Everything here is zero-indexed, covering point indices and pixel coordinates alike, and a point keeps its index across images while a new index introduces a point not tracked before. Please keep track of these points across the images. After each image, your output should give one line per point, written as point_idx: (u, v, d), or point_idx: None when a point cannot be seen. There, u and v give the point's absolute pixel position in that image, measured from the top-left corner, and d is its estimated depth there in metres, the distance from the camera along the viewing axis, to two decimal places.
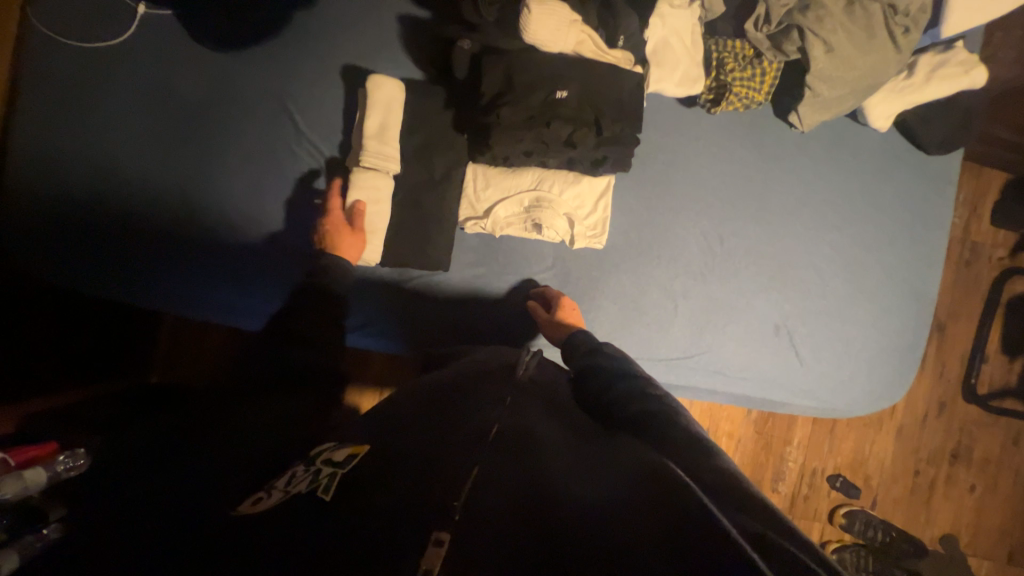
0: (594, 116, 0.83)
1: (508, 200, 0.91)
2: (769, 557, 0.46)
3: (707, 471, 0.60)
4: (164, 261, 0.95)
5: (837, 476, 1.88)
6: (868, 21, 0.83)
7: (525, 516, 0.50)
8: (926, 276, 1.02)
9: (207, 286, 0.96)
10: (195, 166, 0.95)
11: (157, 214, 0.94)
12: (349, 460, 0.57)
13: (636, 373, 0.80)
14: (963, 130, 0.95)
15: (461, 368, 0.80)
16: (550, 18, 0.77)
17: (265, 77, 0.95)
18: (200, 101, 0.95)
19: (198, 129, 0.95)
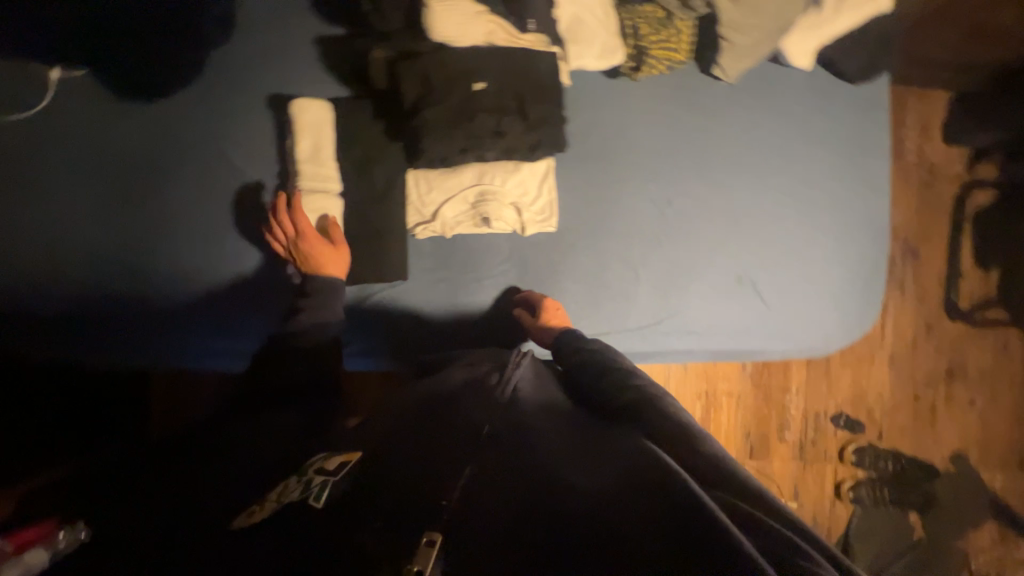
0: (517, 103, 0.83)
1: (452, 200, 0.92)
2: (755, 535, 0.48)
3: (700, 454, 0.61)
4: (132, 322, 0.95)
5: (840, 415, 1.90)
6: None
7: (516, 505, 0.50)
8: (877, 208, 1.03)
9: (174, 337, 0.96)
10: (140, 219, 0.95)
11: (117, 275, 0.94)
12: (342, 467, 0.58)
13: (625, 363, 0.81)
14: (880, 54, 0.97)
15: (449, 377, 0.81)
16: (454, 13, 0.78)
17: (194, 120, 0.95)
18: (136, 155, 0.95)
19: (140, 184, 0.95)
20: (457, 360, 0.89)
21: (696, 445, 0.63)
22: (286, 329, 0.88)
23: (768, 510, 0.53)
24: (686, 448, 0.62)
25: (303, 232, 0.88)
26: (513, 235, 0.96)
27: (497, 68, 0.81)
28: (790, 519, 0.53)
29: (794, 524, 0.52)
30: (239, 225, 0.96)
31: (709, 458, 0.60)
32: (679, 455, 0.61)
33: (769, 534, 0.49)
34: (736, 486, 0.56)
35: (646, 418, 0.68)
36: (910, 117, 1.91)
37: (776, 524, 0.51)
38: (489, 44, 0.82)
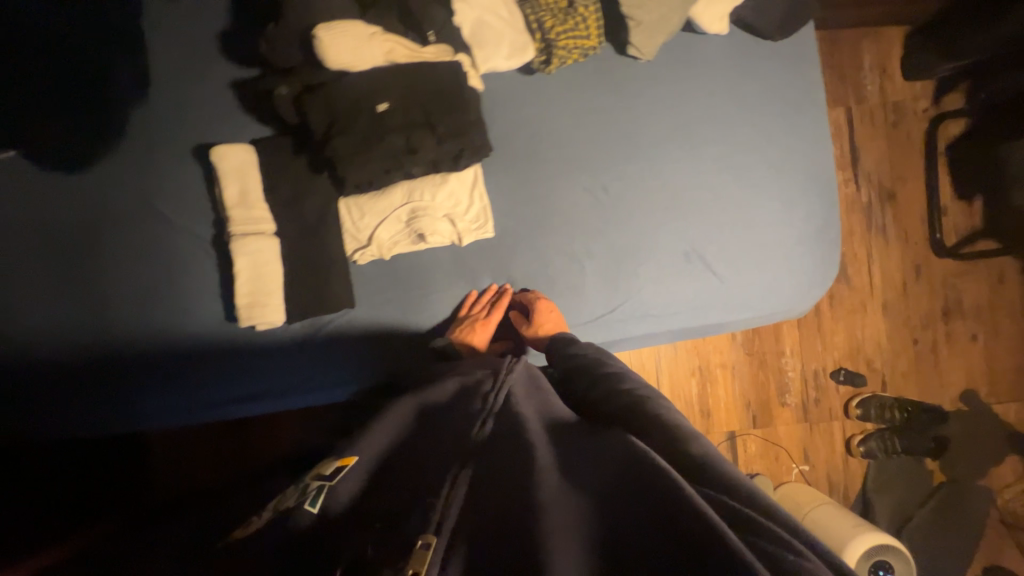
0: (425, 118, 0.82)
1: (386, 222, 0.92)
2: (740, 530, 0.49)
3: (697, 449, 0.60)
4: (93, 390, 0.93)
5: (839, 370, 1.86)
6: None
7: (505, 516, 0.51)
8: (820, 161, 1.01)
9: (143, 397, 0.95)
10: (88, 285, 0.95)
11: (67, 344, 0.93)
12: (337, 472, 0.58)
13: (611, 362, 0.79)
14: (797, 7, 0.95)
15: (443, 382, 0.77)
16: (342, 41, 0.77)
17: (126, 182, 0.96)
18: (77, 224, 0.96)
19: (83, 252, 0.96)
20: (451, 364, 0.85)
21: (684, 439, 0.61)
22: (280, 378, 0.96)
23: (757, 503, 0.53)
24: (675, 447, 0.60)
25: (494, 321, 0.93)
26: (454, 245, 0.95)
27: (400, 85, 0.81)
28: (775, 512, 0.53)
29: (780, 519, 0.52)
30: (185, 276, 0.97)
31: (697, 457, 0.58)
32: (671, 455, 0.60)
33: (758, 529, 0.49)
34: (726, 479, 0.55)
35: (634, 417, 0.66)
36: (865, 59, 1.88)
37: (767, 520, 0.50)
38: (390, 62, 0.82)
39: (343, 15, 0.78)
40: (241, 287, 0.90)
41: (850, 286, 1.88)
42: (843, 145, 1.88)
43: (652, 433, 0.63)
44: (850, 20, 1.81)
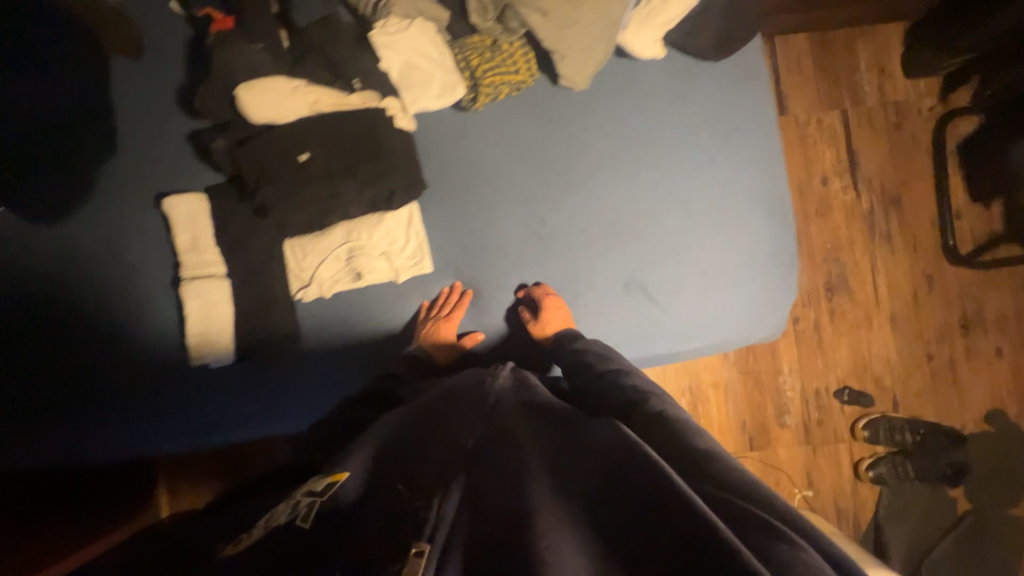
0: (346, 164, 0.87)
1: (326, 261, 0.95)
2: (739, 525, 0.48)
3: (697, 443, 0.59)
4: (86, 414, 0.98)
5: (843, 389, 1.75)
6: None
7: (500, 518, 0.50)
8: (770, 181, 0.97)
9: (127, 422, 0.98)
10: (60, 324, 0.99)
11: (44, 379, 0.98)
12: (328, 486, 0.61)
13: (615, 361, 0.80)
14: (728, 29, 0.94)
15: (444, 388, 0.79)
16: (264, 98, 0.83)
17: (91, 229, 1.02)
18: (34, 272, 1.00)
19: (49, 295, 1.00)
20: (452, 375, 0.88)
21: (685, 435, 0.61)
22: (236, 411, 0.98)
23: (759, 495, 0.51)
24: (676, 447, 0.59)
25: (455, 320, 0.94)
26: (394, 282, 0.97)
27: (320, 135, 0.86)
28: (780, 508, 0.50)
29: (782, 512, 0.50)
30: (136, 319, 1.01)
31: (694, 453, 0.57)
32: (672, 454, 0.59)
33: (756, 521, 0.48)
34: (725, 473, 0.54)
35: (636, 416, 0.67)
36: (861, 59, 1.78)
37: (767, 513, 0.49)
38: (314, 112, 0.86)
39: (270, 75, 0.84)
40: (191, 327, 0.95)
41: (853, 299, 1.76)
42: (840, 149, 1.78)
43: (652, 432, 0.63)
44: (840, 20, 1.73)
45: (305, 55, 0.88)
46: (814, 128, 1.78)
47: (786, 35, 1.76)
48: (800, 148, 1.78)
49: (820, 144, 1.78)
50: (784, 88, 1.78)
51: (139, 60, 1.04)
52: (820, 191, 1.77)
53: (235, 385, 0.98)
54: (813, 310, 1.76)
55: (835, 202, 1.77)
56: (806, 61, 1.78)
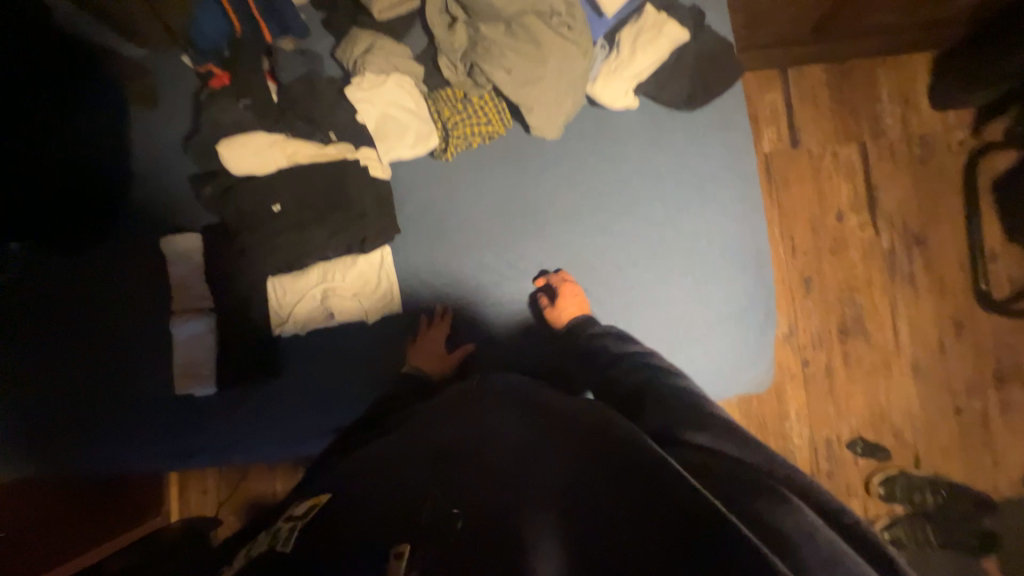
0: (318, 213, 0.94)
1: (302, 299, 0.99)
2: (747, 493, 0.51)
3: (704, 416, 0.64)
4: (100, 431, 1.03)
5: (856, 441, 1.61)
6: (530, 32, 0.85)
7: (492, 512, 0.51)
8: (749, 235, 0.94)
9: (134, 440, 1.03)
10: (75, 351, 1.04)
11: (65, 401, 1.03)
12: (309, 509, 0.62)
13: (632, 346, 0.81)
14: (701, 81, 0.93)
15: (431, 409, 0.79)
16: (245, 151, 0.92)
17: (85, 262, 1.05)
18: (32, 301, 1.04)
19: (50, 324, 1.04)
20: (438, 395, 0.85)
21: (704, 413, 0.64)
22: (214, 441, 1.02)
23: (767, 465, 0.57)
24: (690, 423, 0.63)
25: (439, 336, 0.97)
26: (364, 322, 1.00)
27: (291, 189, 0.93)
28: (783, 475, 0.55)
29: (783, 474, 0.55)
30: (119, 348, 1.05)
31: (713, 426, 0.62)
32: (689, 431, 0.62)
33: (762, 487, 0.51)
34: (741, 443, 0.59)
35: (653, 398, 0.69)
36: (882, 91, 1.70)
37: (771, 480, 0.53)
38: (290, 164, 0.94)
39: (248, 133, 0.93)
40: (177, 358, 1.01)
41: (870, 344, 1.65)
42: (857, 184, 1.68)
43: (663, 415, 0.67)
44: (860, 50, 1.65)
45: (289, 114, 0.95)
46: (829, 161, 1.69)
47: (800, 66, 1.69)
48: (814, 182, 1.68)
49: (835, 178, 1.68)
50: (798, 120, 1.70)
51: (152, 105, 1.08)
52: (834, 227, 1.67)
53: (210, 415, 1.02)
54: (824, 354, 1.64)
55: (850, 240, 1.67)
56: (821, 92, 1.70)
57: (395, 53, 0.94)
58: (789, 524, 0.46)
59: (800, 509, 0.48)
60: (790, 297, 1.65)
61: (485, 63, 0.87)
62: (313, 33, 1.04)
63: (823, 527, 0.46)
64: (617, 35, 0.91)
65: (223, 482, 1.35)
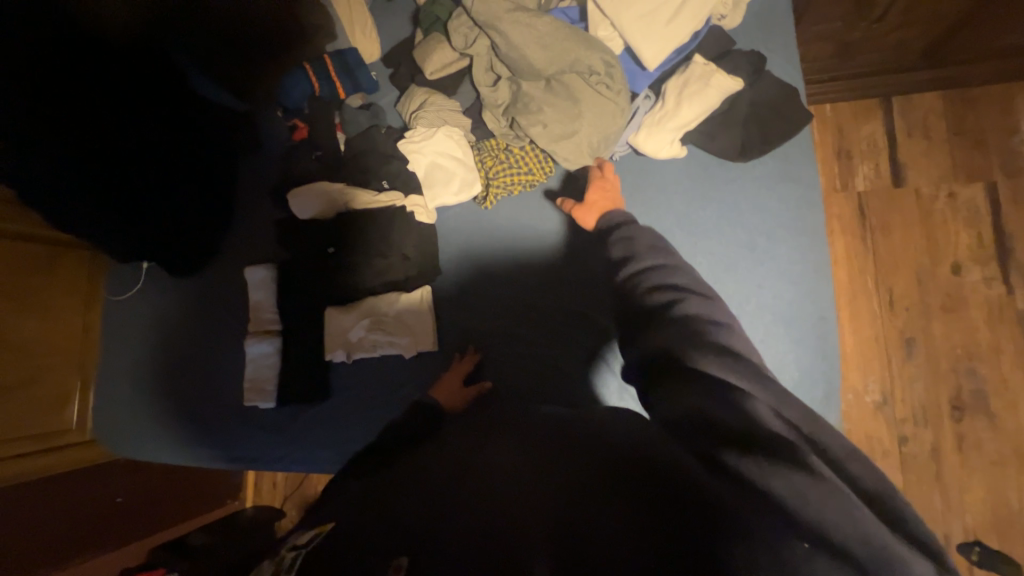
0: (372, 254, 1.04)
1: (350, 329, 1.07)
2: (767, 456, 0.48)
3: (719, 348, 0.60)
4: (191, 429, 1.20)
5: (971, 545, 1.31)
6: (568, 86, 0.90)
7: (491, 518, 0.53)
8: (812, 298, 0.84)
9: (215, 438, 1.18)
10: (177, 357, 1.23)
11: (169, 400, 1.23)
12: (312, 539, 0.61)
13: (655, 255, 0.77)
14: (755, 130, 0.88)
15: (448, 429, 0.79)
16: (310, 195, 1.04)
17: (190, 282, 1.25)
18: (150, 313, 1.26)
19: (161, 332, 1.25)
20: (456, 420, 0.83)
21: (712, 335, 0.62)
22: (272, 449, 1.14)
23: (778, 404, 0.53)
24: (703, 347, 0.61)
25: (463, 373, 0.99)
26: (402, 356, 1.05)
27: (347, 233, 1.04)
28: (799, 428, 0.51)
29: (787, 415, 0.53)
30: (208, 359, 1.22)
31: (726, 357, 0.59)
32: (698, 357, 0.60)
33: (783, 446, 0.49)
34: (753, 376, 0.56)
35: (661, 324, 0.67)
36: (1022, 120, 1.42)
37: (789, 432, 0.50)
38: (348, 208, 1.04)
39: (316, 181, 1.06)
40: (247, 374, 1.14)
41: (995, 425, 1.35)
42: (981, 231, 1.41)
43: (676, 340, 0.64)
44: (986, 76, 1.41)
45: (354, 164, 1.06)
46: (944, 202, 1.44)
47: (908, 94, 1.47)
48: (921, 227, 1.44)
49: (951, 222, 1.43)
50: (903, 155, 1.47)
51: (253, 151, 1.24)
52: (948, 281, 1.41)
53: (270, 425, 1.15)
54: (929, 431, 1.38)
55: (970, 296, 1.40)
56: (937, 123, 1.46)
57: (444, 108, 1.02)
58: (784, 487, 0.46)
59: (807, 467, 0.47)
60: (885, 359, 1.42)
61: (523, 113, 0.93)
62: (381, 89, 1.16)
63: (844, 493, 0.45)
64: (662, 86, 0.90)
65: (282, 485, 1.46)
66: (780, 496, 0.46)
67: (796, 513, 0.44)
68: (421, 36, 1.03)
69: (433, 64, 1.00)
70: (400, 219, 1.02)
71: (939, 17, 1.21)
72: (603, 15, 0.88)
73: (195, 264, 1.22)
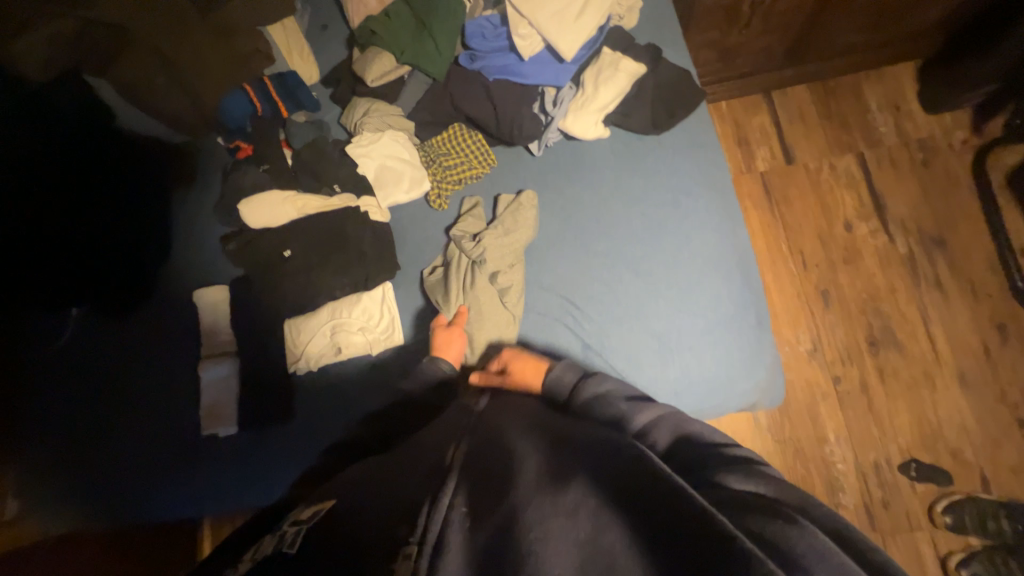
0: (325, 256, 1.06)
1: (314, 338, 1.06)
2: (762, 512, 0.52)
3: (727, 459, 0.66)
4: (136, 481, 1.09)
5: (908, 462, 1.47)
6: (485, 271, 1.00)
7: (497, 496, 0.57)
8: (732, 241, 0.97)
9: (162, 489, 1.08)
10: (115, 403, 1.14)
11: (104, 452, 1.11)
12: (314, 514, 0.67)
13: (640, 412, 0.76)
14: (662, 108, 1.02)
15: (438, 421, 0.84)
16: (262, 204, 1.07)
17: (127, 318, 1.17)
18: (77, 359, 1.16)
19: (94, 378, 1.15)
20: (443, 417, 0.87)
21: (729, 457, 0.67)
22: (233, 482, 1.06)
23: (790, 500, 0.57)
24: (718, 467, 0.65)
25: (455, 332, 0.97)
26: (369, 355, 1.05)
27: (303, 237, 1.07)
28: (804, 510, 0.55)
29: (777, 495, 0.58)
30: (153, 398, 1.13)
31: (742, 471, 0.63)
32: (716, 474, 0.64)
33: (775, 508, 0.53)
34: (774, 484, 0.60)
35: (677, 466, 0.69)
36: (870, 102, 1.73)
37: (787, 508, 0.54)
38: (301, 214, 1.08)
39: (266, 190, 1.09)
40: (202, 402, 1.08)
41: (905, 353, 1.55)
42: (860, 193, 1.67)
43: (693, 469, 0.67)
44: (838, 69, 1.72)
45: (302, 175, 1.11)
46: (827, 173, 1.70)
47: (783, 88, 1.76)
48: (815, 195, 1.68)
49: (836, 188, 1.68)
50: (789, 137, 1.73)
51: (189, 178, 1.23)
52: (844, 237, 1.64)
53: (229, 454, 1.07)
54: (855, 368, 1.55)
55: (863, 247, 1.63)
56: (809, 110, 1.74)
57: (389, 114, 1.10)
58: (802, 545, 0.46)
59: (810, 531, 0.48)
60: (808, 311, 1.60)
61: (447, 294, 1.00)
62: (323, 106, 1.22)
63: (833, 546, 0.46)
64: (581, 77, 1.04)
65: None
66: (778, 546, 0.46)
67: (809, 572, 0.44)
68: (359, 52, 1.11)
69: (373, 72, 1.07)
70: (352, 220, 1.06)
71: (791, 23, 1.49)
72: (521, 16, 1.02)
73: (133, 296, 1.17)
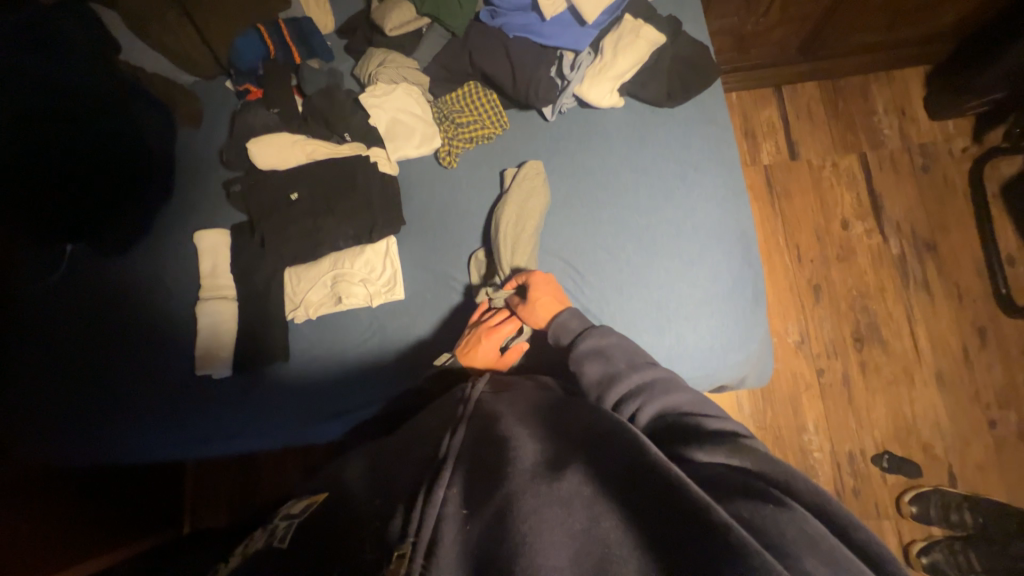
0: (329, 204, 1.06)
1: (315, 286, 1.07)
2: (751, 497, 0.54)
3: (713, 429, 0.66)
4: (120, 423, 1.08)
5: (881, 454, 1.52)
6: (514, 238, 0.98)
7: (491, 492, 0.57)
8: (735, 218, 0.99)
9: (145, 437, 1.07)
10: (104, 343, 1.12)
11: (89, 390, 1.10)
12: (304, 508, 0.65)
13: (636, 370, 0.78)
14: (678, 80, 1.03)
15: (429, 408, 0.82)
16: (271, 146, 1.07)
17: (124, 258, 1.16)
18: (68, 297, 1.14)
19: (84, 317, 1.14)
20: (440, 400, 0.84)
21: (712, 430, 0.66)
22: (224, 427, 1.06)
23: (774, 474, 0.57)
24: (702, 438, 0.65)
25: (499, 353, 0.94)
26: (368, 306, 1.06)
27: (309, 183, 1.07)
28: (789, 489, 0.55)
29: (759, 468, 0.59)
30: (143, 340, 1.12)
31: (723, 442, 0.63)
32: (699, 446, 0.64)
33: (761, 493, 0.54)
34: (755, 457, 0.60)
35: (664, 432, 0.70)
36: (878, 104, 1.76)
37: (772, 488, 0.55)
38: (309, 160, 1.09)
39: (276, 133, 1.09)
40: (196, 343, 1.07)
41: (888, 351, 1.60)
42: (859, 193, 1.70)
43: (680, 438, 0.67)
44: (849, 68, 1.74)
45: (314, 123, 1.11)
46: (829, 171, 1.72)
47: (793, 84, 1.77)
48: (815, 192, 1.71)
49: (837, 186, 1.71)
50: (795, 133, 1.75)
51: (195, 121, 1.21)
52: (840, 234, 1.67)
53: (221, 397, 1.07)
54: (839, 362, 1.60)
55: (857, 245, 1.67)
56: (817, 107, 1.76)
57: (404, 66, 1.09)
58: (794, 531, 0.48)
59: (801, 516, 0.50)
60: (799, 305, 1.63)
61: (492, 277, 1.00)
62: (336, 57, 1.21)
63: (815, 526, 0.49)
64: (601, 43, 1.04)
65: (232, 486, 1.39)
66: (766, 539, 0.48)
67: (802, 563, 0.45)
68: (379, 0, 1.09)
69: (392, 21, 1.06)
70: (359, 171, 1.06)
71: (809, 17, 1.50)
72: None
73: (131, 236, 1.16)
